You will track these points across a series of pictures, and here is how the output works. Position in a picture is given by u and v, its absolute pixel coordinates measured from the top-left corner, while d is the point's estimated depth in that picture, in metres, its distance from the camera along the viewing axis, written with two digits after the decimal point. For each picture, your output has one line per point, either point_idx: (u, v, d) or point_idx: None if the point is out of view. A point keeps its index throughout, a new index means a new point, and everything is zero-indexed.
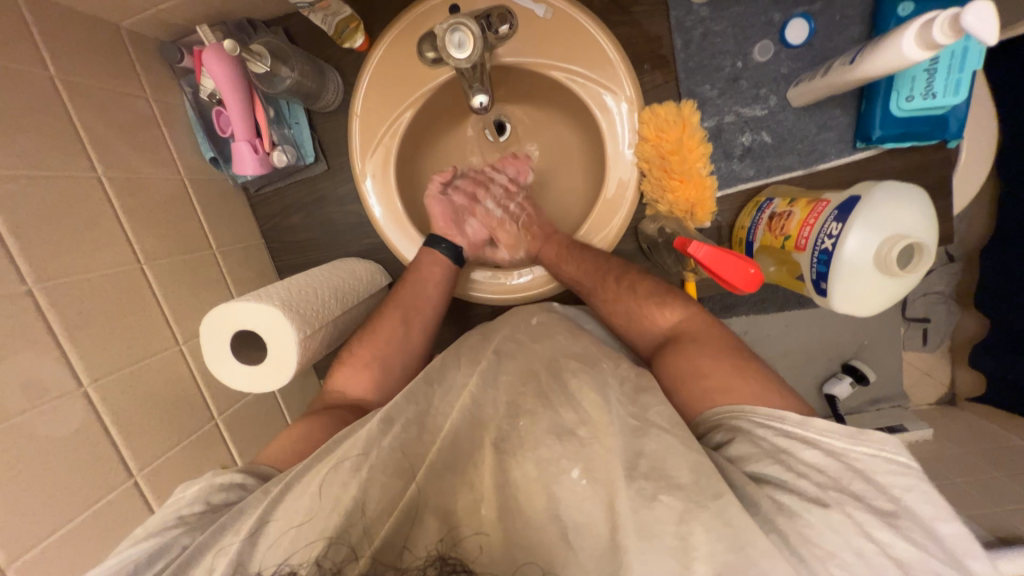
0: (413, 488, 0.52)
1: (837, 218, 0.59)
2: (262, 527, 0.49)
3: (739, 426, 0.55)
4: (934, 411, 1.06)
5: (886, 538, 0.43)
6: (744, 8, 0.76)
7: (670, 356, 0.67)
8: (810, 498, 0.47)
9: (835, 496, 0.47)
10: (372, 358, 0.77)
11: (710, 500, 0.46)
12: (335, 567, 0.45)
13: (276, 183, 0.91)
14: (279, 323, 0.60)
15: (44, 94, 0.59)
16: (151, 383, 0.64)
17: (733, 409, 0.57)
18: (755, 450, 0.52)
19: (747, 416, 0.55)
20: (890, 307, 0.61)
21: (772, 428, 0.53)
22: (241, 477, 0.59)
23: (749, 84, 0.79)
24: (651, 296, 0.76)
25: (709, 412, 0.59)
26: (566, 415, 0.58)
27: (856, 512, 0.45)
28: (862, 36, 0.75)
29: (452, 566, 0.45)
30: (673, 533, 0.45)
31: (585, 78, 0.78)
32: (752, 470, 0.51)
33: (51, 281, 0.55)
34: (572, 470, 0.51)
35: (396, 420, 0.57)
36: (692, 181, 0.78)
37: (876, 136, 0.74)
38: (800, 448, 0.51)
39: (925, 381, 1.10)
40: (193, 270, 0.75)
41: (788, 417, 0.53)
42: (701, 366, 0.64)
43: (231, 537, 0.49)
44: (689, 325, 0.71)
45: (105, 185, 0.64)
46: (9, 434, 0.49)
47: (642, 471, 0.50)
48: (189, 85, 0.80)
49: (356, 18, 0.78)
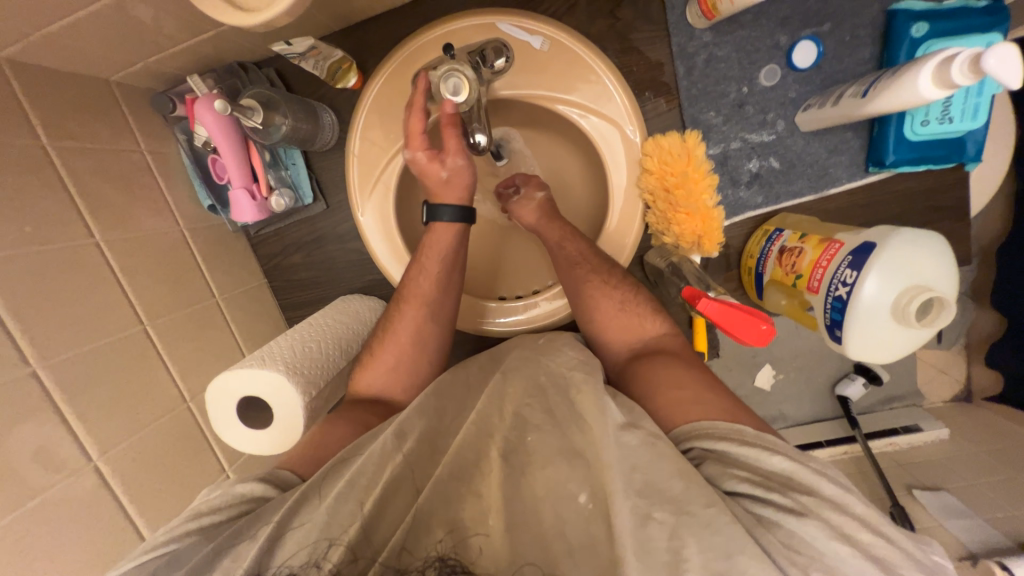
0: (420, 500, 0.50)
1: (852, 265, 0.57)
2: (281, 535, 0.45)
3: (704, 442, 0.50)
4: (951, 410, 1.00)
5: (867, 541, 0.41)
6: (749, 32, 0.73)
7: (647, 370, 0.63)
8: (785, 506, 0.43)
9: (806, 501, 0.43)
10: (405, 355, 0.71)
11: (699, 508, 0.42)
12: (335, 569, 0.43)
13: (275, 224, 0.90)
14: (283, 386, 0.62)
15: (37, 164, 0.58)
16: (160, 445, 0.64)
17: (694, 425, 0.52)
18: (727, 468, 0.47)
19: (709, 430, 0.51)
20: (911, 351, 0.60)
21: (733, 438, 0.49)
22: (261, 488, 0.52)
23: (755, 109, 0.76)
24: (635, 308, 0.72)
25: (675, 430, 0.53)
26: (574, 436, 0.55)
27: (832, 514, 0.42)
28: (873, 57, 0.72)
29: (451, 566, 0.43)
30: (666, 550, 0.41)
31: (586, 110, 0.75)
32: (727, 486, 0.46)
33: (53, 358, 0.55)
34: (578, 493, 0.50)
35: (410, 434, 0.55)
36: (698, 213, 0.76)
37: (889, 161, 0.71)
38: (766, 455, 0.47)
39: (938, 378, 1.03)
40: (197, 321, 0.75)
41: (745, 428, 0.50)
42: (674, 376, 0.60)
43: (249, 543, 0.45)
44: (671, 344, 0.68)
45: (104, 250, 0.64)
46: (23, 518, 0.50)
47: (639, 488, 0.45)
48: (183, 132, 0.79)
49: (347, 58, 0.76)
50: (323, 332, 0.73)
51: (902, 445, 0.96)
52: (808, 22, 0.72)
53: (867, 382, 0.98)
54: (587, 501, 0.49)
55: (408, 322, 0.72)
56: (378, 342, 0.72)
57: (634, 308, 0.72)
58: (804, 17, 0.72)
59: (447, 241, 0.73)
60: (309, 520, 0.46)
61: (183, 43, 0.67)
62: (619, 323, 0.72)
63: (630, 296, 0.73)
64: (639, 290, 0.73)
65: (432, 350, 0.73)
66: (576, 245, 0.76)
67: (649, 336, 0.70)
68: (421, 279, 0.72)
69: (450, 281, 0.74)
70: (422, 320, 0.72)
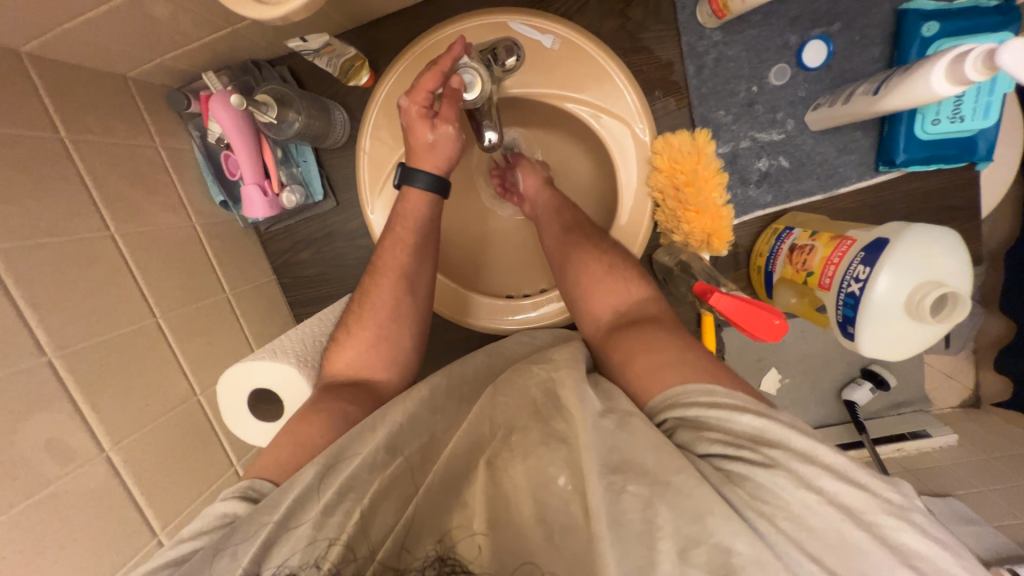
0: (414, 506, 0.49)
1: (865, 261, 0.57)
2: (268, 553, 0.43)
3: (677, 409, 0.49)
4: (960, 415, 0.99)
5: (837, 488, 0.41)
6: (759, 32, 0.74)
7: (634, 336, 0.61)
8: (754, 463, 0.43)
9: (776, 455, 0.43)
10: (377, 333, 0.67)
11: (671, 476, 0.43)
12: (333, 569, 0.43)
13: (285, 221, 0.91)
14: (294, 377, 0.62)
15: (56, 157, 0.59)
16: (170, 438, 0.64)
17: (667, 394, 0.51)
18: (698, 432, 0.47)
19: (681, 396, 0.50)
20: (922, 348, 0.59)
21: (702, 402, 0.48)
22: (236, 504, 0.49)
23: (765, 108, 0.76)
24: (622, 272, 0.71)
25: (649, 400, 0.52)
26: (555, 423, 0.53)
27: (801, 466, 0.42)
28: (883, 57, 0.72)
29: (451, 566, 0.44)
30: (640, 521, 0.42)
31: (596, 108, 0.76)
32: (699, 451, 0.46)
33: (68, 348, 0.55)
34: (559, 477, 0.48)
35: (401, 449, 0.52)
36: (708, 211, 0.76)
37: (900, 160, 0.71)
38: (736, 415, 0.46)
39: (947, 383, 1.02)
40: (208, 316, 0.75)
41: (714, 387, 0.49)
42: (655, 340, 0.59)
43: (232, 565, 0.42)
44: (656, 308, 0.67)
45: (120, 243, 0.64)
46: (35, 506, 0.50)
47: (613, 465, 0.45)
48: (197, 129, 0.80)
49: (360, 56, 0.77)
50: (324, 326, 0.73)
51: (910, 451, 0.96)
52: (818, 22, 0.73)
53: (874, 388, 0.98)
54: (565, 484, 0.47)
55: (386, 293, 0.68)
56: (355, 317, 0.68)
57: (621, 272, 0.71)
58: (814, 17, 0.73)
59: (424, 207, 0.69)
60: (304, 522, 0.45)
61: (200, 40, 0.68)
62: (604, 287, 0.70)
63: (618, 260, 0.73)
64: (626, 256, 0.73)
65: (410, 328, 0.69)
66: (572, 215, 0.79)
67: (635, 300, 0.69)
68: (398, 246, 0.69)
69: (427, 250, 0.70)
70: (400, 291, 0.68)
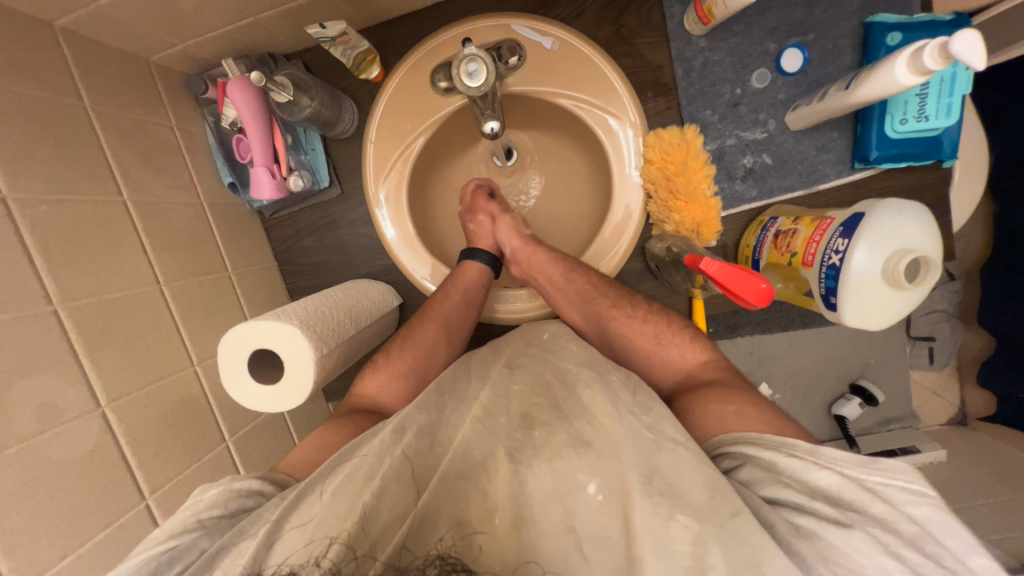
0: (424, 499, 0.51)
1: (843, 234, 0.61)
2: (277, 532, 0.47)
3: (747, 448, 0.53)
4: (945, 432, 1.04)
5: (917, 558, 0.40)
6: (741, 39, 0.81)
7: (693, 400, 0.64)
8: (827, 518, 0.44)
9: (853, 515, 0.44)
10: (408, 369, 0.78)
11: (726, 518, 0.44)
12: (333, 567, 0.44)
13: (291, 207, 0.93)
14: (297, 341, 0.63)
15: (78, 123, 0.62)
16: (165, 402, 0.63)
17: (739, 436, 0.55)
18: (766, 475, 0.50)
19: (759, 439, 0.54)
20: (905, 317, 0.63)
21: (780, 450, 0.51)
22: (260, 484, 0.56)
23: (749, 109, 0.82)
24: (669, 340, 0.74)
25: (710, 441, 0.57)
26: (579, 428, 0.57)
27: (879, 531, 0.42)
28: (855, 63, 0.79)
29: (452, 565, 0.44)
30: (689, 554, 0.43)
31: (591, 104, 0.81)
32: (769, 492, 0.48)
33: (76, 301, 0.56)
34: (589, 485, 0.50)
35: (408, 429, 0.57)
36: (697, 201, 0.81)
37: (873, 157, 0.76)
38: (814, 470, 0.48)
39: (933, 401, 1.08)
40: (209, 291, 0.76)
41: (797, 443, 0.52)
42: (721, 409, 0.60)
43: (247, 543, 0.47)
44: (712, 372, 0.69)
45: (130, 209, 0.66)
46: (23, 455, 0.49)
47: (656, 488, 0.47)
48: (211, 114, 0.83)
49: (372, 51, 0.82)
50: (332, 301, 0.74)
51: None
52: (794, 32, 0.79)
53: (862, 403, 0.99)
54: (596, 494, 0.50)
55: (428, 330, 0.81)
56: (395, 348, 0.80)
57: (669, 336, 0.74)
58: (791, 27, 0.79)
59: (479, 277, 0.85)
60: (309, 519, 0.48)
61: (221, 29, 0.72)
62: (656, 355, 0.74)
63: (662, 326, 0.75)
64: (669, 318, 0.75)
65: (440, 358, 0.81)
66: (585, 277, 0.79)
67: (689, 365, 0.71)
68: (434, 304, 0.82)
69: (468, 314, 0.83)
70: (439, 335, 0.81)
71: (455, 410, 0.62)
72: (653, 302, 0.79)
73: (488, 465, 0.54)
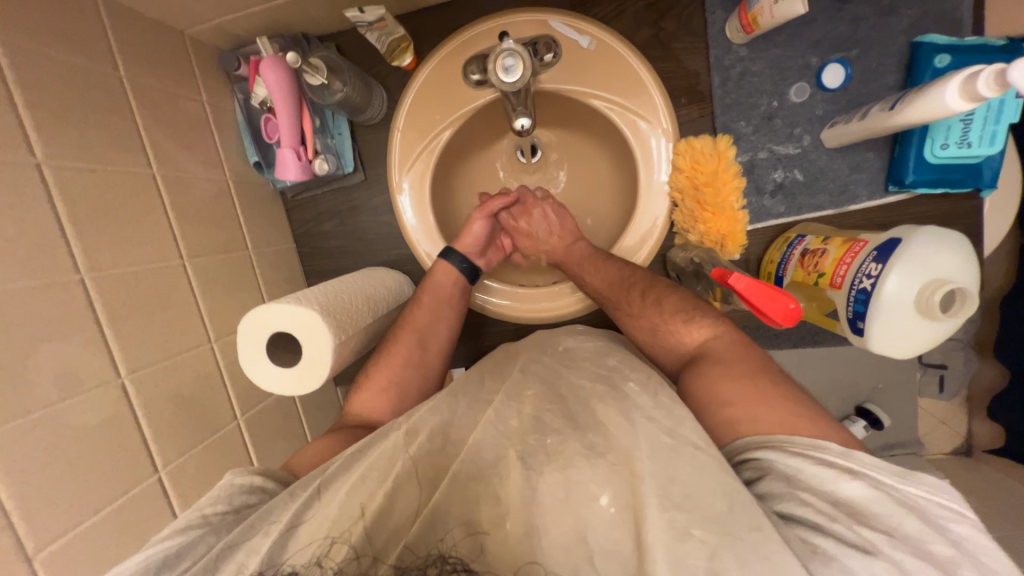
0: (434, 500, 0.51)
1: (877, 259, 0.60)
2: (294, 529, 0.48)
3: (769, 454, 0.50)
4: (950, 462, 1.03)
5: None
6: (782, 51, 0.79)
7: (692, 379, 0.64)
8: (850, 542, 0.42)
9: (880, 540, 0.42)
10: (386, 381, 0.76)
11: (744, 531, 0.43)
12: (335, 568, 0.44)
13: (312, 190, 0.93)
14: (315, 324, 0.63)
15: (112, 91, 0.62)
16: (181, 378, 0.64)
17: (761, 438, 0.52)
18: (786, 487, 0.47)
19: (784, 443, 0.50)
20: (934, 348, 0.62)
21: (806, 458, 0.48)
22: (262, 480, 0.57)
23: (784, 123, 0.81)
24: (674, 321, 0.73)
25: (730, 443, 0.54)
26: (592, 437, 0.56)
27: (907, 559, 0.41)
28: (898, 83, 0.77)
29: (452, 565, 0.45)
30: (705, 569, 0.42)
31: (624, 108, 0.80)
32: (785, 507, 0.46)
33: (101, 271, 0.56)
34: (601, 497, 0.49)
35: (420, 431, 0.58)
36: (725, 214, 0.80)
37: (909, 181, 0.75)
38: (841, 482, 0.46)
39: (938, 430, 1.06)
40: (229, 268, 0.77)
41: (826, 447, 0.49)
42: (715, 390, 0.59)
43: (262, 537, 0.47)
44: (716, 347, 0.67)
45: (158, 183, 0.66)
46: (44, 421, 0.49)
47: (675, 500, 0.46)
48: (241, 91, 0.82)
49: (407, 38, 0.81)
50: (346, 283, 0.76)
51: None
52: (838, 47, 0.77)
53: (867, 426, 0.98)
54: (609, 506, 0.49)
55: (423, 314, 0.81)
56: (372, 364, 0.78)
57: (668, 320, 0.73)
58: (835, 42, 0.77)
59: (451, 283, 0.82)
60: (320, 516, 0.49)
61: (258, 6, 0.72)
62: (661, 340, 0.74)
63: (661, 312, 0.74)
64: (666, 301, 0.74)
65: (419, 369, 0.79)
66: (598, 274, 0.81)
67: (693, 345, 0.70)
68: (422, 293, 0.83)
69: (444, 313, 0.82)
70: (411, 345, 0.79)
71: (467, 408, 0.62)
72: (654, 283, 0.77)
73: (501, 468, 0.54)
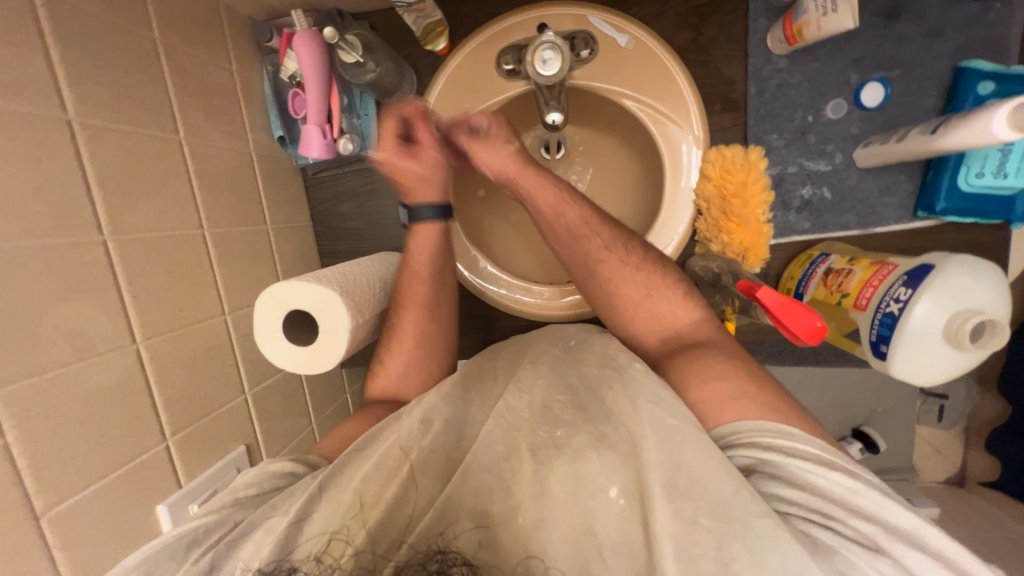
0: (450, 486, 0.52)
1: (907, 283, 0.59)
2: (309, 510, 0.48)
3: (753, 450, 0.48)
4: (943, 491, 1.03)
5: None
6: (822, 65, 0.77)
7: (686, 362, 0.61)
8: (851, 541, 0.41)
9: (877, 535, 0.41)
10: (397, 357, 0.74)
11: (754, 516, 0.41)
12: (333, 564, 0.44)
13: (333, 169, 0.92)
14: (332, 304, 0.62)
15: (145, 53, 0.61)
16: (194, 348, 0.63)
17: (743, 433, 0.50)
18: (778, 487, 0.45)
19: (755, 434, 0.49)
20: (955, 378, 0.61)
21: (789, 452, 0.47)
22: (292, 465, 0.57)
23: (817, 138, 0.79)
24: (663, 295, 0.70)
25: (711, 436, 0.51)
26: None
27: (904, 551, 0.40)
28: (936, 108, 0.76)
29: (452, 559, 0.45)
30: (713, 559, 0.41)
31: (657, 111, 0.78)
32: (782, 509, 0.44)
33: (124, 235, 0.55)
34: (610, 489, 0.48)
35: (435, 420, 0.57)
36: (750, 225, 0.79)
37: (939, 208, 0.74)
38: (828, 475, 0.45)
39: (934, 459, 1.06)
40: (247, 242, 0.76)
41: (801, 437, 0.48)
42: (716, 372, 0.57)
43: (280, 518, 0.47)
44: (707, 329, 0.67)
45: (185, 150, 0.65)
46: (59, 381, 0.49)
47: (679, 487, 0.45)
48: (270, 65, 0.82)
49: (442, 22, 0.80)
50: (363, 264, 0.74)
51: None
52: (879, 66, 0.76)
53: (864, 448, 0.98)
54: (619, 498, 0.48)
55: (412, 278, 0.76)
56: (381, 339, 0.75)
57: (661, 292, 0.71)
58: (877, 61, 0.76)
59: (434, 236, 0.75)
60: (335, 500, 0.49)
61: None
62: (645, 313, 0.71)
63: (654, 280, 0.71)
64: (664, 271, 0.72)
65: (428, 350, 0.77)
66: (576, 210, 0.72)
67: (684, 323, 0.69)
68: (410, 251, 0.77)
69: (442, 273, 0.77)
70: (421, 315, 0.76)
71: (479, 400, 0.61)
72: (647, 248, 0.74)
73: (512, 462, 0.53)
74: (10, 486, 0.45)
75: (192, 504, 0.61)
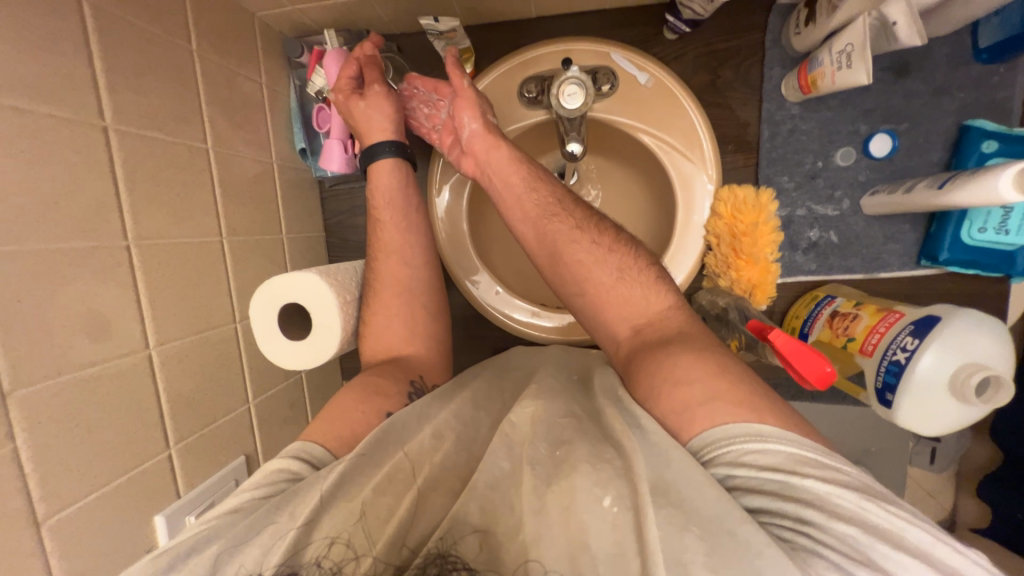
0: (455, 506, 0.49)
1: (914, 333, 0.61)
2: (316, 517, 0.46)
3: (724, 461, 0.45)
4: None
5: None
6: (833, 114, 0.80)
7: (655, 358, 0.57)
8: (830, 547, 0.38)
9: (857, 539, 0.39)
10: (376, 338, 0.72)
11: (737, 523, 0.40)
12: (334, 568, 0.44)
13: (351, 183, 0.94)
14: (330, 303, 0.65)
15: (181, 63, 0.62)
16: (204, 355, 0.63)
17: (712, 442, 0.47)
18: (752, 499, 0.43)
19: (724, 442, 0.46)
20: (960, 429, 0.62)
21: (759, 457, 0.44)
22: (294, 463, 0.53)
23: (826, 183, 0.82)
24: (635, 279, 0.65)
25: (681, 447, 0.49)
26: None
27: (887, 553, 0.37)
28: (941, 161, 0.78)
29: (452, 564, 0.44)
30: (702, 565, 0.39)
31: (673, 148, 0.80)
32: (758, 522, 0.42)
33: (147, 240, 0.56)
34: (603, 497, 0.45)
35: (446, 436, 0.57)
36: (758, 264, 0.80)
37: (942, 258, 0.76)
38: (801, 477, 0.42)
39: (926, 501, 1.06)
40: (262, 250, 0.76)
41: (770, 437, 0.45)
42: (681, 371, 0.53)
43: (287, 521, 0.45)
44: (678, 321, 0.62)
45: (211, 158, 0.66)
46: (72, 385, 0.48)
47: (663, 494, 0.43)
48: (298, 79, 0.84)
49: (470, 50, 0.83)
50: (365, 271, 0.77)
51: None
52: (888, 118, 0.79)
53: None
54: (610, 505, 0.45)
55: (390, 268, 0.75)
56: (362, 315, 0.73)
57: (634, 278, 0.65)
58: (885, 113, 0.79)
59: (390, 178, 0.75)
60: (341, 509, 0.48)
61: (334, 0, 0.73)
62: (614, 297, 0.65)
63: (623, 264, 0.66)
64: (635, 254, 0.67)
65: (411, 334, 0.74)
66: (548, 188, 0.70)
67: (652, 313, 0.63)
68: (386, 230, 0.75)
69: (407, 219, 0.76)
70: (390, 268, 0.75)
71: (486, 424, 0.61)
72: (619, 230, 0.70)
73: None
74: (15, 490, 0.44)
75: (189, 514, 0.59)
